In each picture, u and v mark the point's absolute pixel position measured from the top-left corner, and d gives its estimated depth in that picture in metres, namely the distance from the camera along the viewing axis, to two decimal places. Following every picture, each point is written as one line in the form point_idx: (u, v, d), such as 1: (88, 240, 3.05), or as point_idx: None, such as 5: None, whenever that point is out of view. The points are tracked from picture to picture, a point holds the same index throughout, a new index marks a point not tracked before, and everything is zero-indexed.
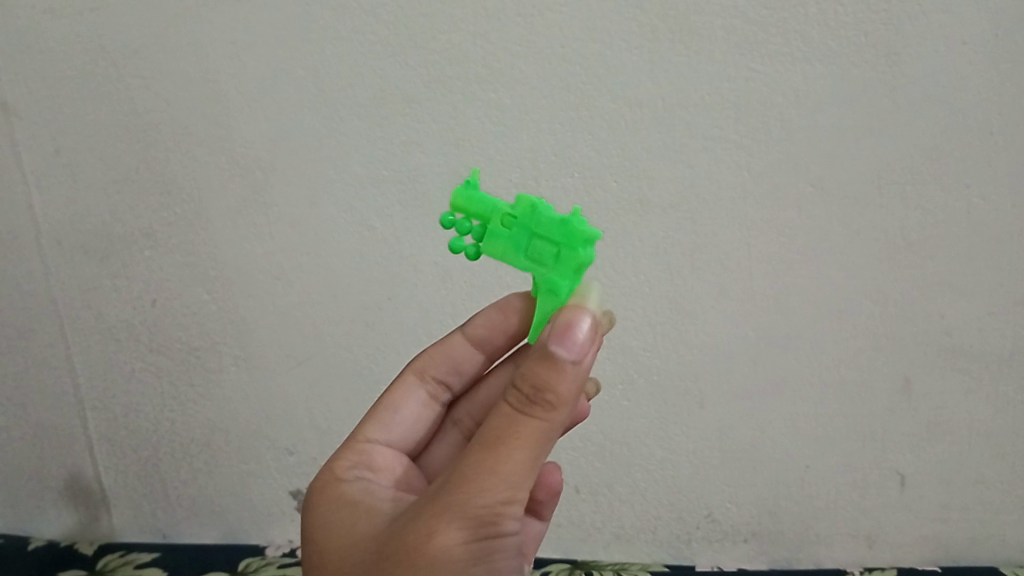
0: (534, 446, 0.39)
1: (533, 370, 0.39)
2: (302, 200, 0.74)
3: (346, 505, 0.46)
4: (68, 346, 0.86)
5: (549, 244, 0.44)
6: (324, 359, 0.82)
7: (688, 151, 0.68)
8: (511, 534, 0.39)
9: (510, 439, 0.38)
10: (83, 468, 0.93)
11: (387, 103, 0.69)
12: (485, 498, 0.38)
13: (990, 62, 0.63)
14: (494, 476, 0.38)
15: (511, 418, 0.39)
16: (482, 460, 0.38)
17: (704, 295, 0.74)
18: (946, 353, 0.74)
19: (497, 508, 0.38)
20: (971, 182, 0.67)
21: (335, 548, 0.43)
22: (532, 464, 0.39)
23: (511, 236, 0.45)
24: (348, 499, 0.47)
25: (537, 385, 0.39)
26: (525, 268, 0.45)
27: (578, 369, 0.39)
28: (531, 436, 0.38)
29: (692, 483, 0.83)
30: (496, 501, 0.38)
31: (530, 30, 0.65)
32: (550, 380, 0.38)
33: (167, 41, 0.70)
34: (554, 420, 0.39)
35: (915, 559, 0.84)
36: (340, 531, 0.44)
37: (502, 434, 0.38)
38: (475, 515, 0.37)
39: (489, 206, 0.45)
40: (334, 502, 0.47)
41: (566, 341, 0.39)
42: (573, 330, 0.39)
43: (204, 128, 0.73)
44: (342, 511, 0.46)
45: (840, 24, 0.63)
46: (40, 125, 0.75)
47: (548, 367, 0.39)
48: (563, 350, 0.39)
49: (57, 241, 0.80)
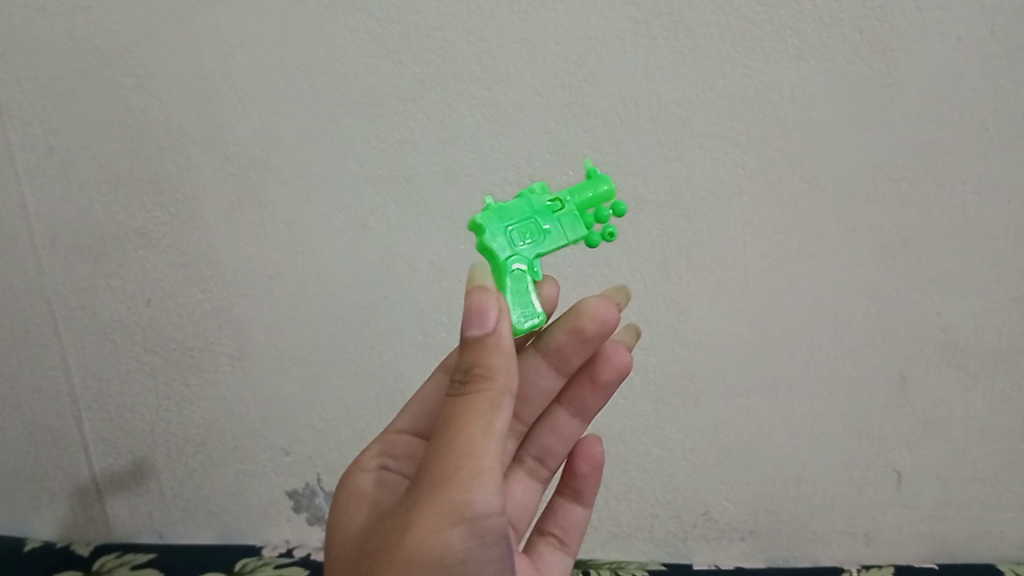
0: (482, 416, 0.40)
1: (465, 352, 0.42)
2: (297, 199, 0.74)
3: (355, 498, 0.50)
4: (62, 346, 0.86)
5: None
6: (319, 359, 0.82)
7: (683, 148, 0.68)
8: (486, 519, 0.41)
9: (457, 425, 0.40)
10: (78, 468, 0.92)
11: (382, 102, 0.69)
12: (445, 473, 0.40)
13: (986, 57, 0.63)
14: (453, 465, 0.40)
15: (457, 396, 0.42)
16: (440, 446, 0.41)
17: (700, 293, 0.74)
18: (944, 350, 0.74)
19: (458, 482, 0.40)
20: (967, 179, 0.67)
21: (338, 538, 0.48)
22: (486, 432, 0.40)
23: None
24: (358, 492, 0.51)
25: (470, 364, 0.42)
26: None
27: (497, 339, 0.42)
28: (475, 408, 0.40)
29: (689, 481, 0.83)
30: (455, 474, 0.40)
31: (524, 27, 0.65)
32: (478, 355, 0.41)
33: (160, 40, 0.70)
34: (494, 393, 0.41)
35: (911, 556, 0.84)
36: (343, 522, 0.49)
37: (449, 412, 0.41)
38: (443, 507, 0.40)
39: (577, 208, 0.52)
40: (347, 495, 0.51)
41: (478, 319, 0.42)
42: (483, 307, 0.42)
43: (198, 127, 0.73)
44: (350, 503, 0.50)
45: (836, 20, 0.62)
46: (33, 125, 0.75)
47: (477, 345, 0.42)
48: (478, 328, 0.42)
49: (51, 241, 0.80)
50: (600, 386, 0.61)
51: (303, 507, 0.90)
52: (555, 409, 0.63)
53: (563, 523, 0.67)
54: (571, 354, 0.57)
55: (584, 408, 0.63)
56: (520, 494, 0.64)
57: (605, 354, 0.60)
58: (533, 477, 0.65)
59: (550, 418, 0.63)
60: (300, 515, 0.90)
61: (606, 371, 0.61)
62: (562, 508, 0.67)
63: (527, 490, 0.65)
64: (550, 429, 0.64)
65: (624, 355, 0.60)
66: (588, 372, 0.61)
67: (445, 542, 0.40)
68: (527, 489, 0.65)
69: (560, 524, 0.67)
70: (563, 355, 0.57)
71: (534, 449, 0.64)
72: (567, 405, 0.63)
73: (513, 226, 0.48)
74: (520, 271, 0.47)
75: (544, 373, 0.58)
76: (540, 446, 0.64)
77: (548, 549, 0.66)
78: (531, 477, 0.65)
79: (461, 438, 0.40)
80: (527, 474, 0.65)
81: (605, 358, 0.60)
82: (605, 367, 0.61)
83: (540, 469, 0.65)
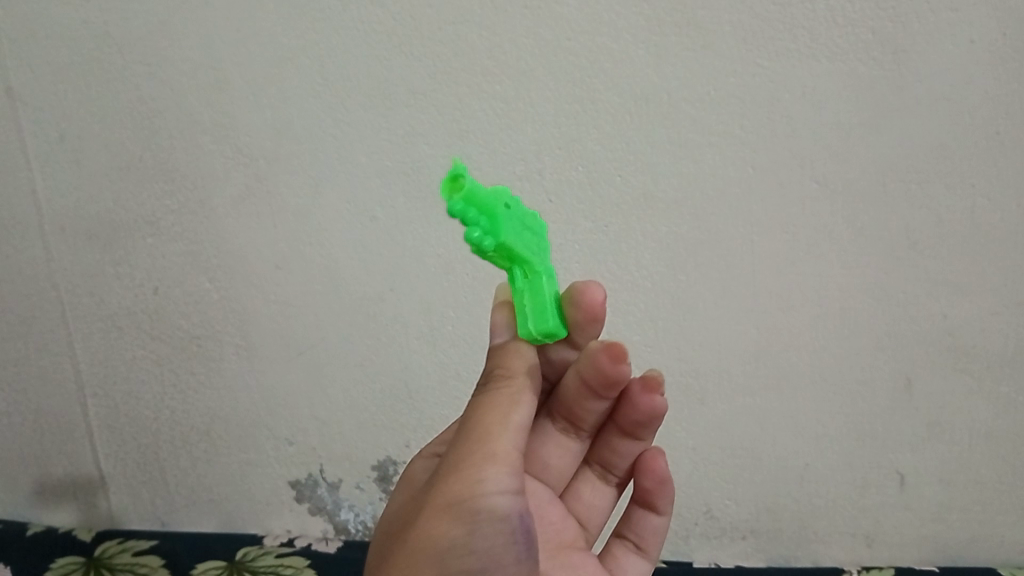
0: (500, 406, 0.45)
1: (492, 358, 0.48)
2: (306, 189, 0.74)
3: (403, 486, 0.56)
4: (69, 332, 0.86)
5: (533, 231, 0.46)
6: (326, 350, 0.82)
7: (692, 145, 0.68)
8: (496, 504, 0.43)
9: (475, 414, 0.45)
10: (82, 454, 0.93)
11: (392, 94, 0.69)
12: (461, 456, 0.44)
13: (998, 60, 0.63)
14: (469, 448, 0.44)
15: (481, 393, 0.47)
16: (461, 435, 0.45)
17: (706, 291, 0.74)
18: (949, 353, 0.74)
19: (472, 465, 0.43)
20: (977, 182, 0.67)
21: (384, 521, 0.53)
22: (501, 421, 0.44)
23: (514, 224, 0.44)
24: (405, 480, 0.56)
25: (493, 366, 0.48)
26: (526, 254, 0.45)
27: (515, 345, 0.48)
28: (494, 400, 0.45)
29: (692, 479, 0.83)
30: (470, 458, 0.44)
31: (536, 22, 0.65)
32: (500, 359, 0.48)
33: (174, 29, 0.70)
34: (512, 387, 0.46)
35: (913, 558, 0.83)
36: (391, 508, 0.54)
37: (473, 405, 0.46)
38: (454, 486, 0.43)
39: (491, 198, 0.43)
40: (400, 482, 0.57)
41: (495, 329, 0.49)
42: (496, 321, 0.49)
43: (209, 116, 0.73)
44: (399, 490, 0.55)
45: (848, 20, 0.63)
46: (45, 110, 0.75)
47: (501, 351, 0.48)
48: (499, 337, 0.49)
49: (60, 226, 0.80)
50: (636, 422, 0.61)
51: (305, 498, 0.90)
52: (610, 427, 0.63)
53: (638, 529, 0.66)
54: (603, 390, 0.57)
55: (637, 429, 0.62)
56: (590, 495, 0.64)
57: (635, 395, 0.60)
58: (602, 480, 0.65)
59: (607, 434, 0.63)
60: (303, 506, 0.91)
61: (638, 411, 0.60)
62: (637, 516, 0.66)
63: (596, 492, 0.65)
64: (608, 443, 0.64)
65: (655, 398, 0.60)
66: (621, 408, 0.61)
67: (453, 521, 0.43)
68: (596, 490, 0.65)
69: (635, 530, 0.66)
70: (596, 388, 0.57)
71: (598, 456, 0.64)
72: (620, 427, 0.62)
73: None
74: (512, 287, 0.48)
75: (587, 397, 0.58)
76: (603, 454, 0.64)
77: (623, 550, 0.66)
78: (601, 479, 0.65)
79: (479, 425, 0.44)
80: (596, 476, 0.65)
81: (634, 397, 0.60)
82: (636, 408, 0.60)
83: (608, 473, 0.65)
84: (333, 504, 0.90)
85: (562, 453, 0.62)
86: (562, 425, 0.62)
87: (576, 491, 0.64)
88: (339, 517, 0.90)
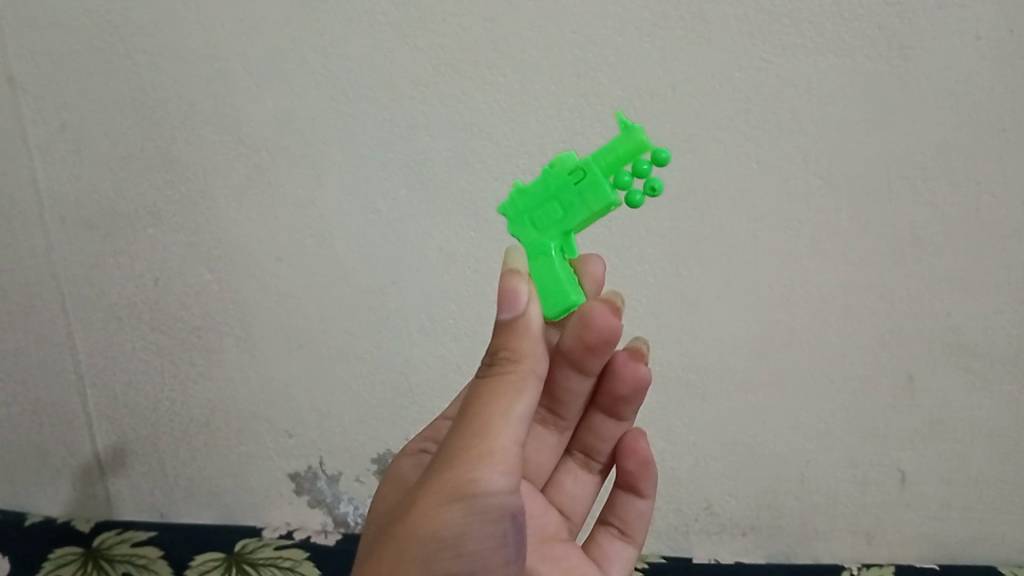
0: (502, 397, 0.44)
1: (498, 336, 0.46)
2: (307, 181, 0.74)
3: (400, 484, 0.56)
4: (68, 322, 0.85)
5: None
6: (326, 342, 0.82)
7: (697, 140, 0.67)
8: (491, 499, 0.43)
9: (476, 406, 0.44)
10: (81, 445, 0.92)
11: (396, 87, 0.69)
12: (457, 450, 0.43)
13: (1004, 57, 0.63)
14: (467, 441, 0.43)
15: (484, 379, 0.45)
16: (459, 428, 0.44)
17: (710, 287, 0.73)
18: (952, 350, 0.74)
19: (469, 460, 0.43)
20: (982, 180, 0.67)
21: (378, 515, 0.53)
22: (502, 413, 0.43)
23: None
24: (401, 477, 0.56)
25: (498, 347, 0.46)
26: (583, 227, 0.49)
27: (526, 321, 0.45)
28: (496, 390, 0.44)
29: (692, 474, 0.83)
30: (467, 452, 0.43)
31: (541, 15, 0.65)
32: (507, 340, 0.45)
33: (176, 17, 0.70)
34: (518, 374, 0.45)
35: (913, 556, 0.83)
36: (386, 505, 0.54)
37: (475, 394, 0.45)
38: (451, 483, 0.43)
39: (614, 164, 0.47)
40: (395, 480, 0.57)
41: (511, 302, 0.45)
42: (514, 290, 0.45)
43: (211, 106, 0.72)
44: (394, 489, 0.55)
45: (855, 15, 0.62)
46: (46, 99, 0.75)
47: (508, 327, 0.45)
48: (510, 311, 0.45)
49: (61, 215, 0.80)
50: (620, 398, 0.61)
51: (305, 490, 0.90)
52: (591, 411, 0.63)
53: (624, 515, 0.66)
54: (587, 360, 0.57)
55: (620, 407, 0.62)
56: (572, 486, 0.64)
57: (621, 363, 0.60)
58: (585, 469, 0.65)
59: (589, 417, 0.64)
60: (302, 498, 0.90)
61: (623, 383, 0.60)
62: (621, 501, 0.66)
63: (580, 482, 0.65)
64: (589, 428, 0.64)
65: (640, 366, 0.60)
66: (605, 383, 0.61)
67: (445, 520, 0.43)
68: (579, 480, 0.65)
69: (620, 516, 0.66)
70: (579, 360, 0.57)
71: (580, 443, 0.65)
72: (602, 407, 0.63)
73: (540, 208, 0.48)
74: (547, 256, 0.48)
75: (568, 374, 0.59)
76: (585, 440, 0.64)
77: (609, 539, 0.66)
78: (584, 469, 0.65)
79: (478, 417, 0.43)
80: (579, 466, 0.65)
81: (620, 369, 0.60)
82: (622, 379, 0.60)
83: (592, 460, 0.65)
84: (332, 497, 0.90)
85: (540, 445, 0.63)
86: (543, 413, 0.62)
87: (559, 482, 0.64)
88: (338, 510, 0.90)
